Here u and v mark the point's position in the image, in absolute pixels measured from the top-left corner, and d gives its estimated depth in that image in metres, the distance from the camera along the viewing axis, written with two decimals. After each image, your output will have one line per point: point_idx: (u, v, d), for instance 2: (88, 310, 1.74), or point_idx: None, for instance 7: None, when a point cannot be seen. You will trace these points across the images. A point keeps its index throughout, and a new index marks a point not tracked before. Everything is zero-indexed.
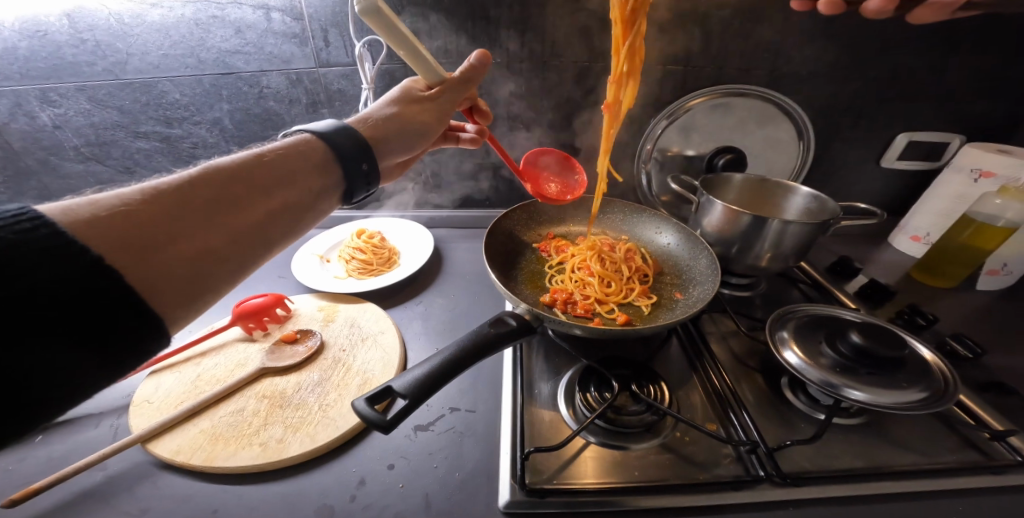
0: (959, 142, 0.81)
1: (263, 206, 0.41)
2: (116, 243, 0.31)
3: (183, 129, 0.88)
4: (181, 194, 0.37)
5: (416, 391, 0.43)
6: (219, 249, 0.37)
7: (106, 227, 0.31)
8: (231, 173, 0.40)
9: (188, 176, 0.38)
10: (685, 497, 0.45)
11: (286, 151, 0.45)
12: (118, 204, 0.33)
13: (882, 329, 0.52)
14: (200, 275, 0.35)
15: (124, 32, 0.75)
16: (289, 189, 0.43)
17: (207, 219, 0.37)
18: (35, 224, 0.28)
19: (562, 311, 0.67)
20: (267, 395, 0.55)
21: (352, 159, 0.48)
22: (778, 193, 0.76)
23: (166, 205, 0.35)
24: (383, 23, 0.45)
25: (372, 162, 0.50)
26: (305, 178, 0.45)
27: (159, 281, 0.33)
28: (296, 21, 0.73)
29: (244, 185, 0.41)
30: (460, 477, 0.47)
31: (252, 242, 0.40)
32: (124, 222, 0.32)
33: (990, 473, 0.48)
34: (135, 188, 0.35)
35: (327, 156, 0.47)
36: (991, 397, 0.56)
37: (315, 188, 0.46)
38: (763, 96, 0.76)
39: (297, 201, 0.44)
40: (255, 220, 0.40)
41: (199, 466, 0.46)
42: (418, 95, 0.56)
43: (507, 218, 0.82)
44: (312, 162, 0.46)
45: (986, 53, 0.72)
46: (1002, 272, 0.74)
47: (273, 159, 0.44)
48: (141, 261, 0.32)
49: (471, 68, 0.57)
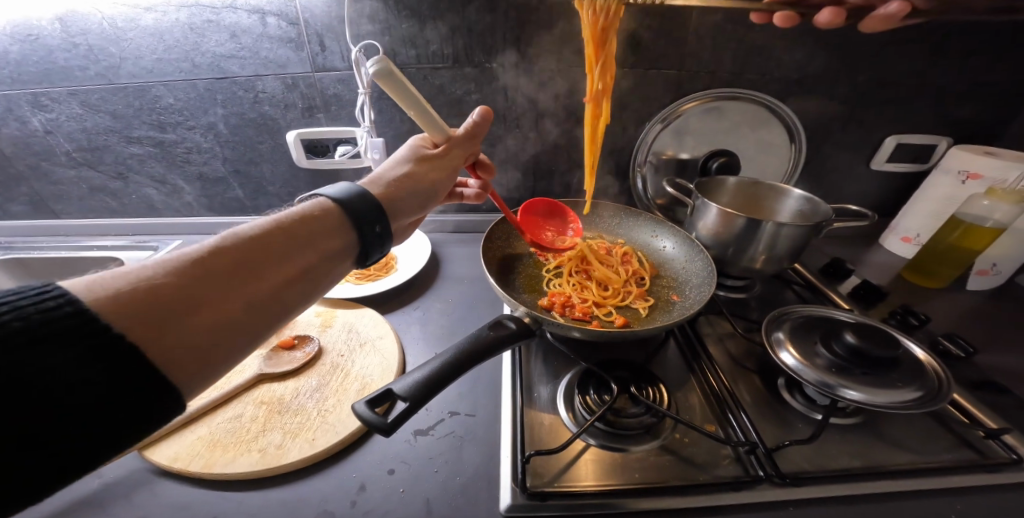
0: (947, 143, 0.83)
1: (281, 277, 0.39)
2: (135, 323, 0.30)
3: (176, 134, 0.87)
4: (200, 268, 0.35)
5: (416, 394, 0.43)
6: (237, 323, 0.35)
7: (126, 305, 0.30)
8: (252, 244, 0.39)
9: (209, 248, 0.37)
10: (687, 500, 0.45)
11: (308, 212, 0.44)
12: (136, 280, 0.32)
13: (875, 329, 0.53)
14: (216, 347, 0.34)
15: (117, 36, 0.75)
16: (308, 256, 0.41)
17: (227, 292, 0.36)
18: (58, 302, 0.28)
19: (560, 315, 0.67)
20: (265, 401, 0.55)
21: (370, 220, 0.46)
22: (772, 196, 0.77)
23: (186, 282, 0.34)
24: (393, 84, 0.48)
25: (386, 224, 0.48)
26: (323, 243, 0.43)
27: (177, 356, 0.32)
28: (291, 26, 0.73)
29: (266, 254, 0.39)
30: (460, 482, 0.47)
31: (269, 313, 0.38)
32: (143, 300, 0.31)
33: (985, 471, 0.48)
34: (155, 261, 0.34)
35: (348, 226, 0.45)
36: (984, 396, 0.57)
37: (335, 250, 0.44)
38: (755, 99, 0.78)
39: (315, 268, 0.42)
40: (272, 291, 0.38)
41: (197, 473, 0.46)
42: (426, 154, 0.56)
43: (503, 224, 0.82)
44: (330, 225, 0.44)
45: (969, 59, 0.74)
46: (991, 272, 0.76)
47: (294, 222, 0.42)
48: (157, 339, 0.31)
49: (476, 125, 0.58)
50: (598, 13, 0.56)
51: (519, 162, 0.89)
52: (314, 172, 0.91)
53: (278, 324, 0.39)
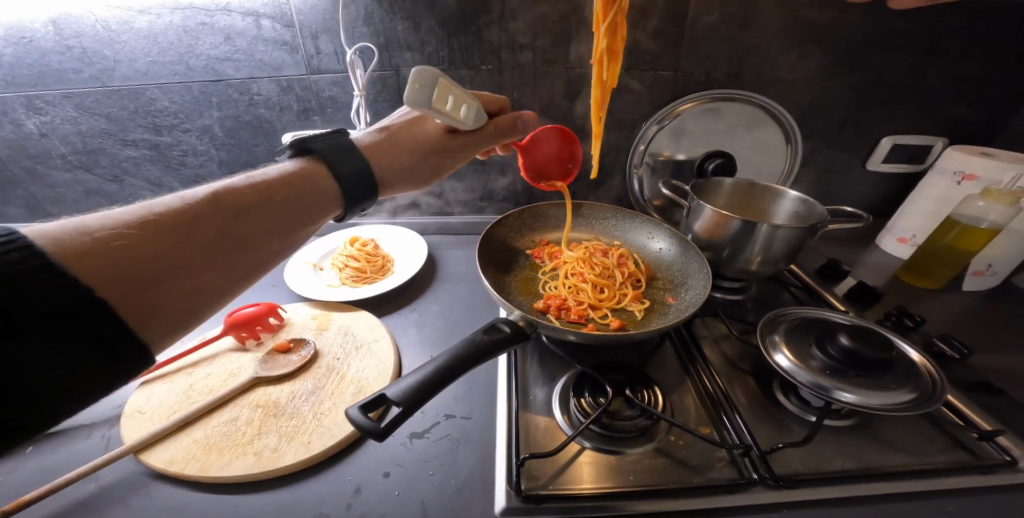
0: (943, 144, 0.83)
1: (264, 242, 0.40)
2: (116, 281, 0.30)
3: (172, 137, 0.87)
4: (182, 227, 0.35)
5: (410, 399, 0.43)
6: (212, 280, 0.36)
7: (98, 256, 0.30)
8: (234, 207, 0.39)
9: (191, 207, 0.36)
10: (682, 502, 0.45)
11: (289, 175, 0.44)
12: (115, 236, 0.32)
13: (870, 332, 0.53)
14: (190, 304, 0.35)
15: (110, 39, 0.74)
16: (291, 223, 0.42)
17: (203, 249, 0.36)
18: (24, 254, 0.27)
19: (556, 317, 0.68)
20: (260, 404, 0.55)
21: (356, 189, 0.48)
22: (769, 198, 0.77)
23: (169, 241, 0.34)
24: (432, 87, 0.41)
25: (375, 200, 0.51)
26: (307, 210, 0.44)
27: (157, 316, 0.32)
28: (286, 28, 0.72)
29: (245, 216, 0.39)
30: (455, 485, 0.47)
31: (246, 275, 0.39)
32: (123, 257, 0.31)
33: (979, 473, 0.49)
34: (134, 215, 0.33)
35: (332, 190, 0.46)
36: (978, 397, 0.57)
37: (315, 214, 0.45)
38: (751, 100, 0.78)
39: (297, 235, 0.43)
40: (253, 255, 0.39)
41: (193, 476, 0.46)
42: (444, 139, 0.54)
43: (500, 226, 0.82)
44: (315, 194, 0.45)
45: (965, 59, 0.74)
46: (987, 272, 0.76)
47: (279, 186, 0.42)
48: (135, 297, 0.31)
49: (511, 126, 0.55)
50: None
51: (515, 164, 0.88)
52: None
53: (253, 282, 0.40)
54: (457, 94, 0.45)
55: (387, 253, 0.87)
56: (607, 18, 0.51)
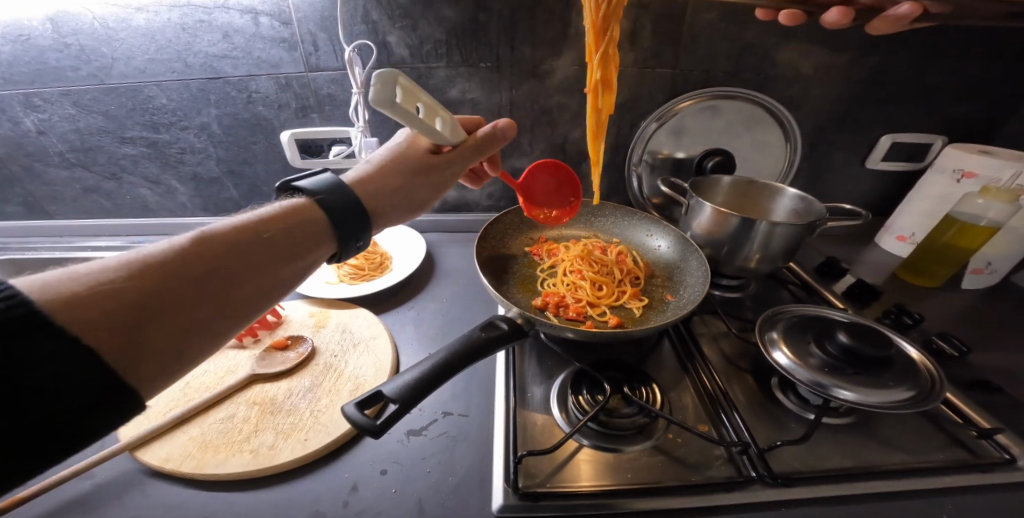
0: (942, 142, 0.82)
1: (258, 280, 0.38)
2: (96, 331, 0.29)
3: (170, 135, 0.87)
4: (171, 269, 0.33)
5: (406, 395, 0.43)
6: (202, 319, 0.34)
7: (81, 305, 0.29)
8: (227, 245, 0.37)
9: (181, 248, 0.35)
10: (679, 499, 0.45)
11: (285, 213, 0.43)
12: (100, 282, 0.30)
13: (867, 329, 0.53)
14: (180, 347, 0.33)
15: (108, 36, 0.74)
16: (286, 260, 0.41)
17: (192, 290, 0.34)
18: (9, 303, 0.26)
19: (554, 315, 0.67)
20: (258, 401, 0.55)
21: (352, 224, 0.46)
22: (767, 195, 0.77)
23: (156, 285, 0.32)
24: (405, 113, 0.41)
25: (367, 239, 0.48)
26: (303, 245, 0.42)
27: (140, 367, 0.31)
28: (284, 26, 0.72)
29: (238, 255, 0.38)
30: (452, 482, 0.47)
31: (239, 317, 0.37)
32: (106, 304, 0.29)
33: (978, 471, 0.48)
34: (122, 260, 0.32)
35: (327, 224, 0.44)
36: (977, 396, 0.57)
37: (312, 250, 0.43)
38: (750, 98, 0.78)
39: (292, 272, 0.41)
40: (246, 296, 0.37)
41: (189, 473, 0.46)
42: (426, 160, 0.52)
43: (498, 224, 0.82)
44: (311, 229, 0.43)
45: (963, 57, 0.74)
46: (985, 271, 0.76)
47: (274, 223, 0.41)
48: (116, 347, 0.29)
49: (491, 135, 0.55)
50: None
51: (514, 162, 0.88)
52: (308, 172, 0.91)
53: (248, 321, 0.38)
54: (426, 102, 0.45)
55: (386, 251, 0.87)
56: (599, 50, 0.52)
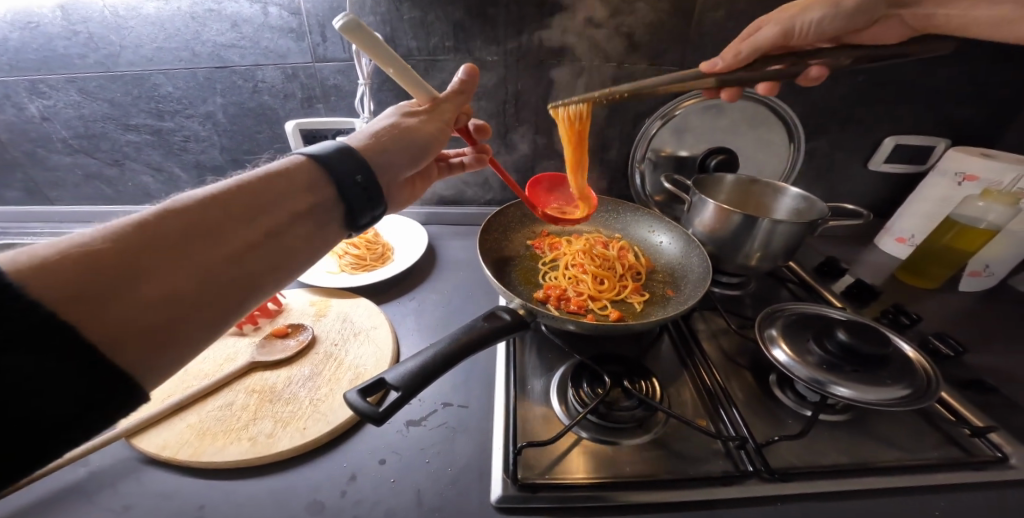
0: (945, 145, 0.83)
1: (245, 237, 0.37)
2: (78, 293, 0.27)
3: (174, 123, 0.86)
4: (152, 231, 0.32)
5: (410, 383, 0.43)
6: (190, 278, 0.32)
7: (58, 268, 0.27)
8: (210, 206, 0.36)
9: (162, 211, 0.33)
10: (675, 492, 0.45)
11: (273, 174, 0.41)
12: (80, 245, 0.29)
13: (866, 326, 0.53)
14: (173, 316, 0.31)
15: (117, 24, 0.74)
16: (273, 216, 0.39)
17: (175, 249, 0.32)
18: None
19: (555, 307, 0.68)
20: (257, 389, 0.55)
21: (348, 184, 0.43)
22: (770, 193, 0.77)
23: (138, 246, 0.31)
24: (368, 41, 0.43)
25: (368, 174, 0.44)
26: (293, 201, 0.40)
27: (129, 332, 0.29)
28: (293, 16, 0.72)
29: (221, 214, 0.36)
30: (451, 473, 0.47)
31: (231, 275, 0.35)
32: (87, 266, 0.28)
33: (970, 468, 0.49)
34: (102, 227, 0.31)
35: (318, 181, 0.43)
36: (972, 395, 0.58)
37: (302, 205, 0.41)
38: (755, 97, 0.78)
39: (284, 228, 0.39)
40: (235, 252, 0.36)
41: (186, 461, 0.46)
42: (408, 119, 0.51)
43: (501, 217, 0.82)
44: (300, 186, 0.42)
45: (968, 61, 0.74)
46: (984, 273, 0.76)
47: (259, 183, 0.40)
48: (101, 310, 0.28)
49: (462, 83, 0.55)
50: (572, 118, 0.64)
51: (517, 157, 0.88)
52: None
53: (248, 299, 0.37)
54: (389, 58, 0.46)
55: (387, 242, 0.87)
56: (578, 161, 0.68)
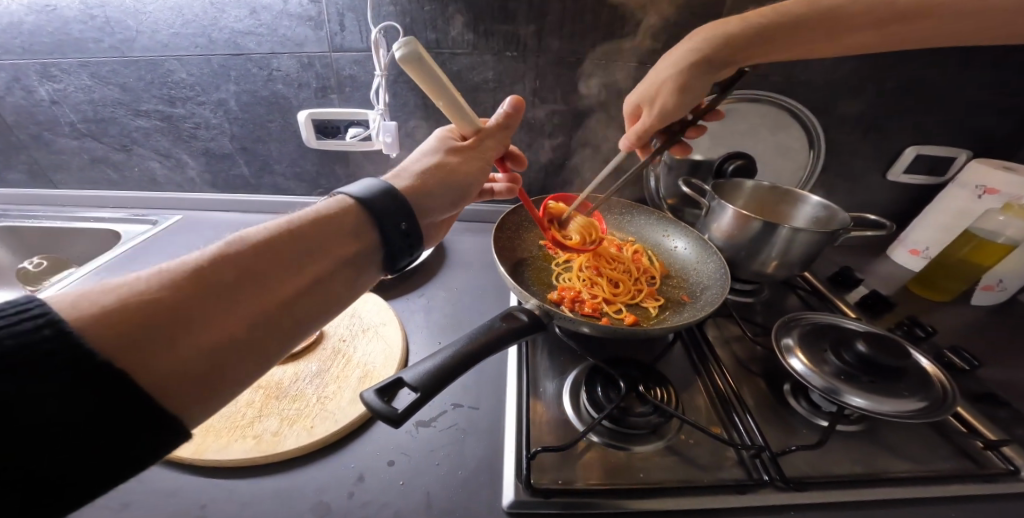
0: (965, 157, 0.83)
1: (292, 284, 0.36)
2: (131, 343, 0.26)
3: (186, 109, 0.85)
4: (205, 278, 0.31)
5: (427, 384, 0.42)
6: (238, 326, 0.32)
7: (114, 315, 0.27)
8: (260, 250, 0.35)
9: (215, 256, 0.33)
10: (687, 499, 0.45)
11: (320, 214, 0.40)
12: (136, 291, 0.28)
13: (885, 338, 0.53)
14: (219, 366, 0.30)
15: (135, 9, 0.73)
16: (319, 260, 0.38)
17: (227, 297, 0.32)
18: (37, 323, 0.23)
19: (569, 309, 0.67)
20: (262, 385, 0.54)
21: (389, 224, 0.42)
22: (788, 201, 0.77)
23: (191, 293, 0.30)
24: (420, 71, 0.44)
25: (412, 221, 0.43)
26: (338, 244, 0.39)
27: (176, 380, 0.28)
28: (312, 4, 0.71)
29: (271, 258, 0.35)
30: (462, 476, 0.47)
31: (276, 321, 0.34)
32: (142, 313, 0.27)
33: (983, 480, 0.49)
34: (158, 272, 0.30)
35: (363, 223, 0.41)
36: (985, 408, 0.58)
37: (346, 249, 0.40)
38: (777, 102, 0.77)
39: (328, 274, 0.38)
40: (282, 299, 0.35)
41: (188, 459, 0.45)
42: (456, 147, 0.52)
43: (512, 216, 0.81)
44: (346, 227, 0.40)
45: (991, 74, 0.74)
46: (997, 288, 0.76)
47: (307, 223, 0.38)
48: (153, 359, 0.27)
49: (506, 116, 0.53)
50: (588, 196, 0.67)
51: (533, 154, 0.88)
52: (323, 152, 0.89)
53: (290, 344, 0.35)
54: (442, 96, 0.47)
55: None
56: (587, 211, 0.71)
